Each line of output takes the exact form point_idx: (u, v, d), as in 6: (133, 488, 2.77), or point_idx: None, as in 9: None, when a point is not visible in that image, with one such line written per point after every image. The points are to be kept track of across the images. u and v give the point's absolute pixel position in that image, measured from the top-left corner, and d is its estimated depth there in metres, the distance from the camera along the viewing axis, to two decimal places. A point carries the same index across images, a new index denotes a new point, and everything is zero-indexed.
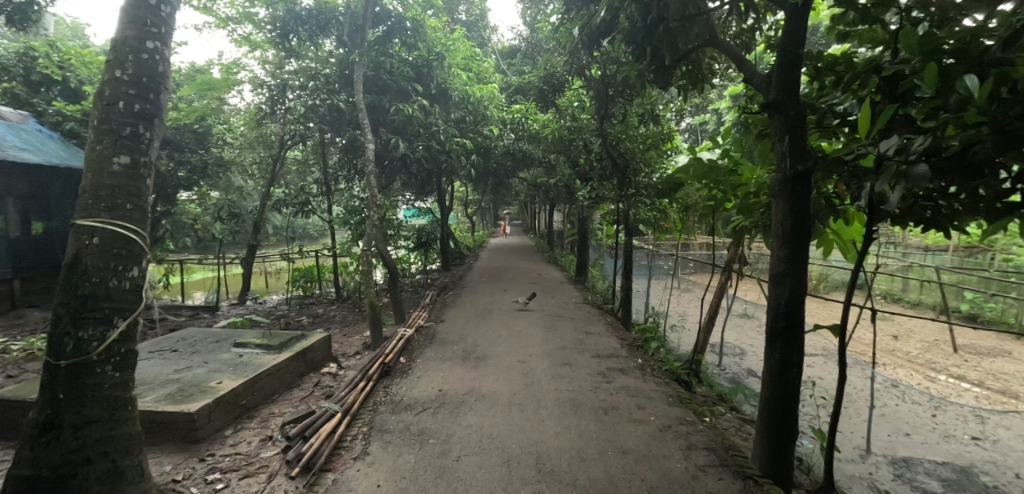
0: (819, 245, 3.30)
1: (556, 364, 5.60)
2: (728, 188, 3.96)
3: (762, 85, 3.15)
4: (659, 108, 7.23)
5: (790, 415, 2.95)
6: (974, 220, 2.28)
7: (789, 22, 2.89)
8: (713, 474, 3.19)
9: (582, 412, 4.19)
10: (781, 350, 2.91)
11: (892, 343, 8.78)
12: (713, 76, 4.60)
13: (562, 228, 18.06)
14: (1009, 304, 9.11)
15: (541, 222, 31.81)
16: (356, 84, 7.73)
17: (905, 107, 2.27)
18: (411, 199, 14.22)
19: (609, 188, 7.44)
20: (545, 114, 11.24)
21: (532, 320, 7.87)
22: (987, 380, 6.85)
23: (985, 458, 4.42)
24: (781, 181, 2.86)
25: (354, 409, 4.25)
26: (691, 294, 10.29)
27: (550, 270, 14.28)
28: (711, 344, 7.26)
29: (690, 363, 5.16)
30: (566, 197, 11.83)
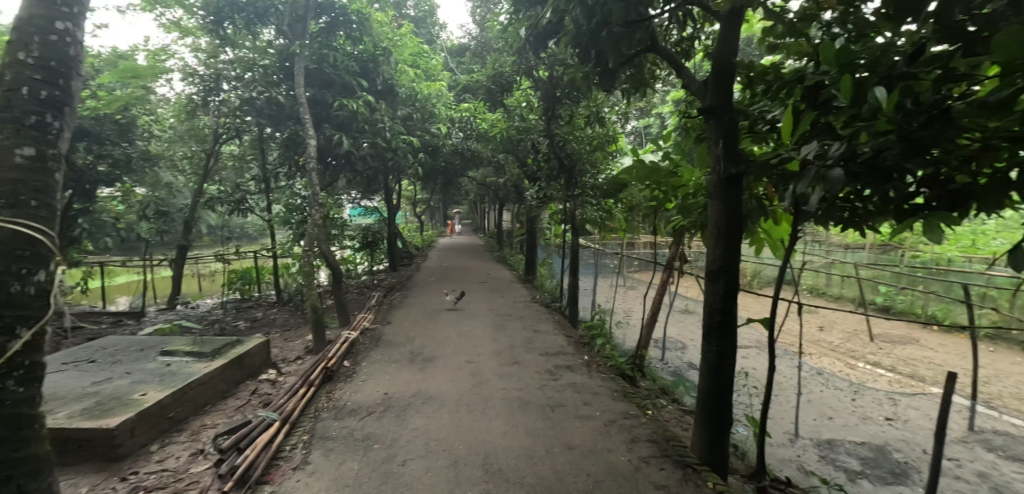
0: (752, 243, 3.50)
1: (505, 364, 5.60)
2: (669, 189, 4.12)
3: (699, 90, 3.30)
4: (605, 111, 7.42)
5: (725, 404, 3.11)
6: (885, 220, 2.52)
7: (722, 33, 3.04)
8: (655, 464, 3.29)
9: (530, 410, 4.22)
10: (716, 344, 3.06)
11: (816, 333, 9.49)
12: (655, 81, 4.74)
13: (511, 228, 18.17)
14: (917, 297, 10.05)
15: (490, 222, 31.87)
16: (297, 77, 7.39)
17: (826, 116, 2.41)
18: (357, 198, 13.82)
19: (557, 188, 7.56)
20: (493, 113, 11.27)
21: (481, 320, 7.85)
22: (898, 366, 7.54)
23: (897, 436, 4.85)
24: (716, 183, 3.02)
25: (294, 417, 4.05)
26: (635, 292, 10.64)
27: (499, 269, 14.35)
28: (655, 339, 7.53)
29: (633, 358, 5.31)
30: (515, 197, 11.92)
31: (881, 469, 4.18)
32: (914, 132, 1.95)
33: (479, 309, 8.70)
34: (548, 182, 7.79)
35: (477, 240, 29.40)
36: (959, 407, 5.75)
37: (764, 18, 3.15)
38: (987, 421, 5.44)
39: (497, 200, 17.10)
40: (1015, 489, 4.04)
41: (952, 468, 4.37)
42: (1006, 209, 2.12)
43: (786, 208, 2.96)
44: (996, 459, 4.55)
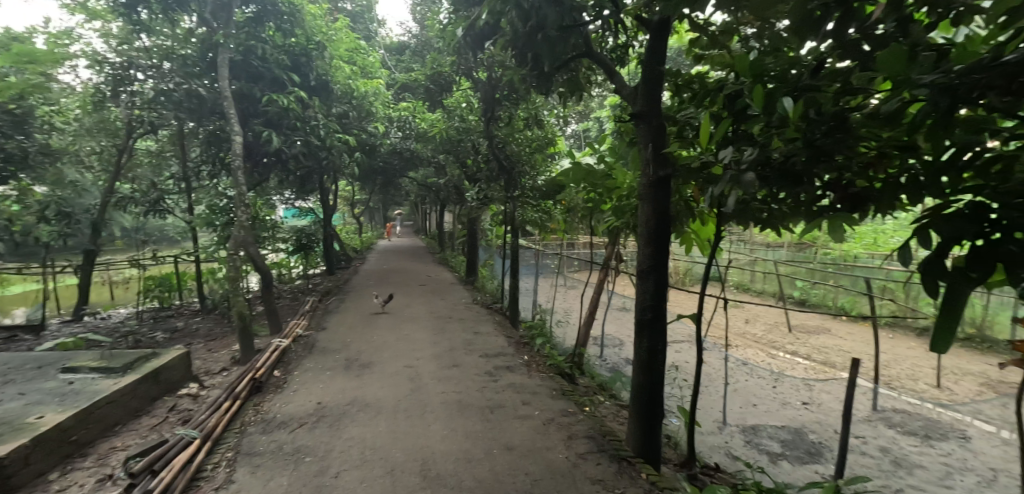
0: (681, 242, 3.68)
1: (445, 367, 5.54)
2: (605, 191, 4.26)
3: (630, 96, 3.42)
4: (543, 113, 7.57)
5: (657, 399, 3.24)
6: (797, 219, 2.74)
7: (651, 42, 3.17)
8: (591, 460, 3.35)
9: (469, 413, 4.20)
10: (648, 341, 3.18)
11: (742, 326, 10.17)
12: (591, 86, 4.87)
13: (453, 229, 18.08)
14: (828, 291, 11.01)
15: (431, 223, 31.49)
16: (221, 68, 6.91)
17: (742, 123, 2.58)
18: (290, 198, 13.20)
19: (496, 189, 7.59)
20: (432, 114, 11.17)
21: (422, 323, 7.71)
22: (812, 354, 8.23)
23: (812, 419, 5.26)
24: (646, 185, 3.14)
25: (217, 434, 3.77)
26: (575, 292, 10.88)
27: (441, 271, 14.20)
28: (594, 337, 7.73)
29: (572, 356, 5.42)
30: (456, 199, 11.83)
31: (799, 450, 4.53)
32: (817, 140, 2.14)
33: (419, 312, 8.54)
34: (487, 184, 7.81)
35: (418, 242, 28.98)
36: (863, 389, 6.35)
37: (690, 30, 3.31)
38: (886, 400, 6.05)
39: (439, 202, 16.89)
40: (911, 460, 4.50)
41: (858, 445, 4.79)
42: (897, 210, 2.37)
43: (710, 209, 3.13)
44: (895, 434, 5.05)
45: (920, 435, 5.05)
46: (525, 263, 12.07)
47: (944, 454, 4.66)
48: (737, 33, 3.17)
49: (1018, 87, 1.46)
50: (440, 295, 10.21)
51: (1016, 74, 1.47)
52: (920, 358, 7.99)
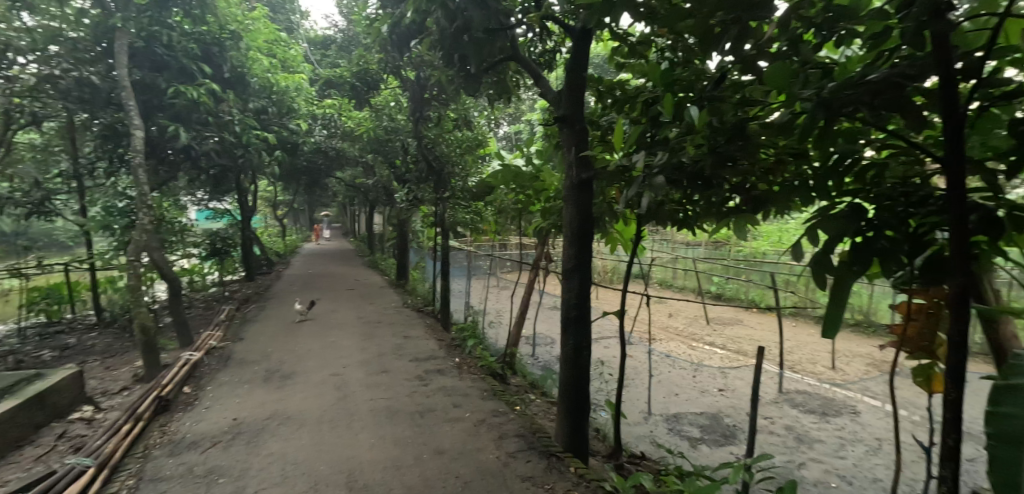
0: (607, 242, 3.84)
1: (373, 373, 5.38)
2: (533, 192, 4.35)
3: (554, 99, 3.51)
4: (472, 115, 7.57)
5: (583, 393, 3.35)
6: (708, 218, 2.97)
7: (575, 47, 3.27)
8: (522, 458, 3.39)
9: (398, 419, 4.10)
10: (574, 337, 3.28)
11: (665, 320, 10.77)
12: (519, 89, 4.92)
13: (382, 231, 17.60)
14: (740, 285, 11.93)
15: (361, 225, 30.41)
16: (120, 56, 6.25)
17: (655, 129, 2.74)
18: (202, 199, 12.21)
19: (426, 190, 7.48)
20: (360, 112, 10.82)
21: (350, 329, 7.43)
22: (727, 344, 8.88)
23: (727, 404, 5.67)
24: (570, 187, 3.24)
25: (116, 461, 3.41)
26: (507, 292, 10.99)
27: (370, 275, 13.77)
28: (526, 336, 7.84)
29: (504, 357, 5.45)
30: (385, 200, 11.55)
31: (715, 434, 4.86)
32: (720, 146, 2.33)
33: (347, 318, 8.23)
34: (417, 185, 7.68)
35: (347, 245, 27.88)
36: (770, 374, 6.94)
37: (612, 39, 3.46)
38: (789, 383, 6.65)
39: (368, 203, 16.38)
40: (811, 435, 4.97)
41: (767, 425, 5.23)
42: (792, 210, 2.63)
43: (631, 211, 3.30)
44: (798, 413, 5.59)
45: (818, 412, 5.61)
46: (457, 264, 12.00)
47: (837, 428, 5.21)
48: (653, 43, 3.33)
49: (881, 103, 1.67)
50: (369, 299, 9.89)
51: (879, 91, 1.68)
52: (816, 343, 8.89)
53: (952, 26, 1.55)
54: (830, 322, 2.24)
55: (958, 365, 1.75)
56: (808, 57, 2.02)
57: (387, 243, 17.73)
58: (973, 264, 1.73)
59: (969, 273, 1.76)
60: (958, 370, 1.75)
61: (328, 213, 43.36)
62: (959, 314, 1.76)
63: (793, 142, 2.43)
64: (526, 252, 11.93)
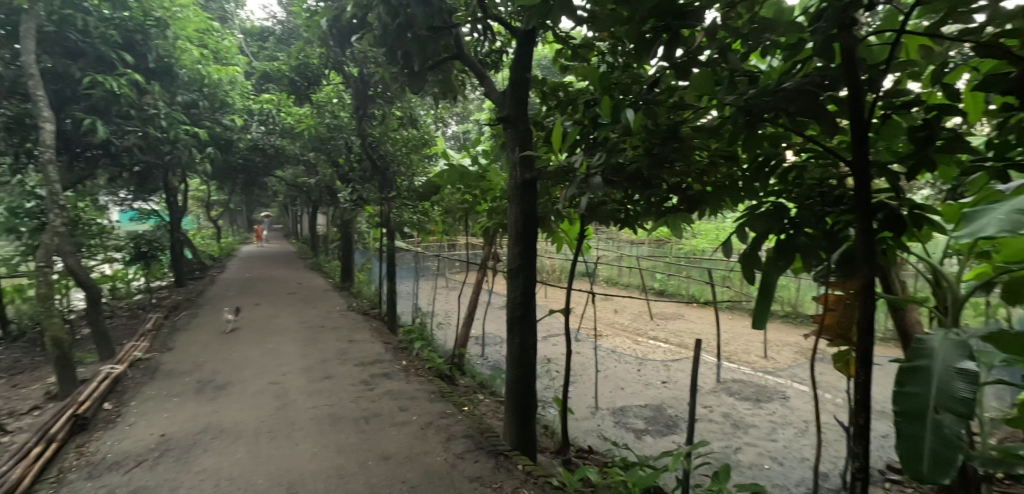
0: (553, 242, 3.90)
1: (316, 379, 5.19)
2: (479, 192, 4.38)
3: (499, 99, 3.51)
4: (416, 113, 7.50)
5: (530, 391, 3.39)
6: (648, 217, 3.09)
7: (519, 47, 3.27)
8: (470, 458, 3.38)
9: (342, 426, 3.97)
10: (520, 336, 3.31)
11: (611, 317, 11.08)
12: (464, 88, 4.89)
13: (326, 232, 17.00)
14: (681, 281, 12.47)
15: (303, 226, 29.19)
16: (25, 40, 5.64)
17: (594, 131, 2.80)
18: (125, 199, 11.30)
19: (371, 190, 7.28)
20: (300, 108, 10.39)
21: (291, 335, 7.13)
22: (669, 338, 9.26)
23: (669, 395, 5.91)
24: (515, 186, 3.25)
25: (24, 487, 3.09)
26: (455, 293, 10.92)
27: (314, 278, 13.28)
28: (475, 336, 7.83)
29: (452, 358, 5.41)
30: (328, 200, 11.15)
31: (659, 424, 5.05)
32: (654, 148, 2.41)
33: (287, 323, 7.87)
34: (362, 184, 7.47)
35: (289, 246, 26.67)
36: (709, 365, 7.30)
37: (556, 42, 3.50)
38: (726, 372, 7.03)
39: (310, 203, 15.75)
40: (745, 421, 5.27)
41: (706, 413, 5.49)
42: (724, 209, 2.78)
43: (575, 211, 3.36)
44: (734, 401, 5.91)
45: (752, 399, 5.96)
46: (405, 265, 11.78)
47: (769, 412, 5.56)
48: (595, 47, 3.40)
49: (796, 109, 1.78)
50: (311, 303, 9.51)
51: (793, 98, 1.79)
52: (750, 335, 9.45)
53: (857, 39, 1.69)
54: (759, 311, 2.55)
55: (867, 350, 1.91)
56: (736, 65, 2.12)
57: (331, 244, 17.13)
58: (877, 257, 1.88)
59: (874, 265, 1.91)
60: (866, 355, 1.92)
61: (267, 213, 41.23)
62: (866, 303, 1.92)
63: (723, 145, 2.56)
64: (474, 253, 11.91)
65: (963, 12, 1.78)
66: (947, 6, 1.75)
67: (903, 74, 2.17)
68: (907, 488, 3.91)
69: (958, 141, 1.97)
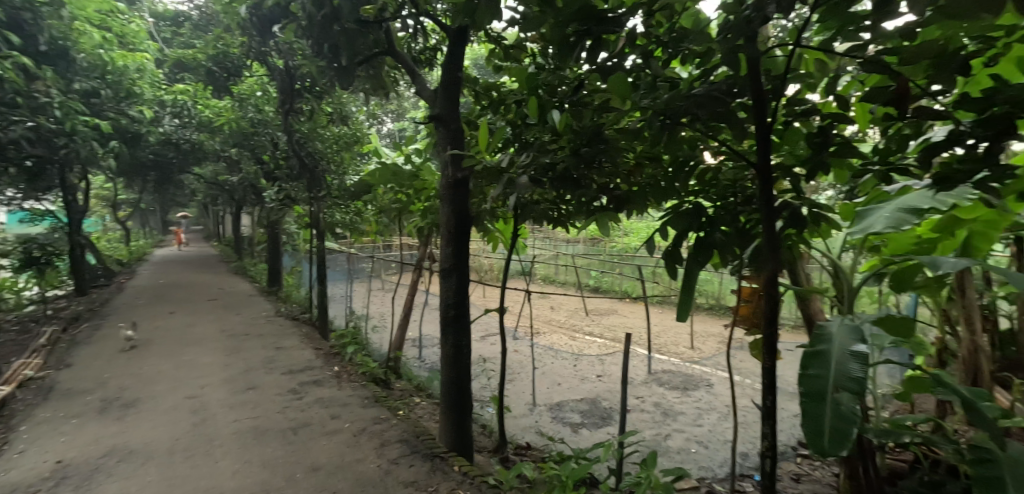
0: (490, 241, 3.93)
1: (238, 391, 4.88)
2: (413, 191, 4.33)
3: (431, 97, 3.46)
4: (347, 110, 7.30)
5: (465, 391, 3.38)
6: (579, 216, 3.17)
7: (451, 45, 3.23)
8: (404, 463, 3.31)
9: (268, 439, 3.76)
10: (453, 337, 3.30)
11: (549, 314, 11.30)
12: (397, 86, 4.80)
13: (251, 234, 16.05)
14: (615, 278, 12.95)
15: (226, 228, 27.33)
16: None
17: (524, 132, 2.83)
18: (12, 198, 10.06)
19: (299, 189, 6.96)
20: (220, 101, 9.76)
21: (212, 344, 6.66)
22: (604, 333, 9.59)
23: (603, 388, 6.12)
24: (446, 187, 3.23)
25: None
26: (391, 296, 10.69)
27: (238, 282, 12.49)
28: (411, 339, 7.70)
29: (387, 362, 5.30)
30: (253, 199, 10.52)
31: (594, 417, 5.20)
32: (581, 148, 2.49)
33: (206, 332, 7.33)
34: (289, 183, 7.12)
35: (209, 249, 24.91)
36: (641, 357, 7.63)
37: (489, 42, 3.49)
38: (657, 364, 7.38)
39: (233, 202, 14.81)
40: (674, 409, 5.55)
41: (638, 403, 5.73)
42: (649, 209, 2.91)
43: (508, 212, 3.38)
44: (664, 390, 6.21)
45: (680, 388, 6.30)
46: (338, 268, 11.37)
47: (694, 399, 5.90)
48: (527, 49, 3.43)
49: (705, 114, 1.89)
50: (235, 310, 8.92)
51: (701, 104, 1.90)
52: (678, 327, 9.99)
53: (759, 51, 1.81)
54: (681, 306, 2.69)
55: (772, 339, 2.06)
56: (657, 71, 2.20)
57: (256, 246, 16.15)
58: (780, 252, 2.02)
59: (778, 259, 2.06)
60: (771, 343, 2.06)
61: (185, 213, 38.12)
62: (771, 296, 2.07)
63: (647, 147, 2.67)
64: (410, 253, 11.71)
65: (852, 30, 1.95)
66: (838, 24, 1.91)
67: (803, 84, 2.35)
68: (814, 462, 4.28)
69: (849, 147, 2.16)
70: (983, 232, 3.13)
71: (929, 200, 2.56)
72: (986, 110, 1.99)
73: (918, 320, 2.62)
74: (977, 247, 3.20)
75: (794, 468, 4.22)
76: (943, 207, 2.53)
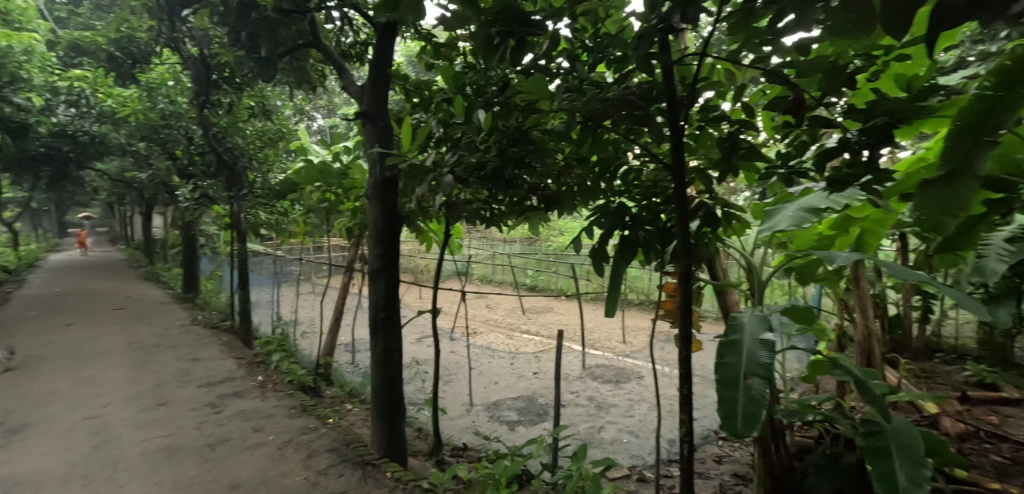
0: (424, 242, 3.88)
1: (147, 408, 4.49)
2: (342, 191, 4.20)
3: (359, 93, 3.36)
4: (270, 104, 6.95)
5: (397, 394, 3.31)
6: (512, 215, 3.21)
7: (378, 40, 3.14)
8: (333, 473, 3.19)
9: (182, 458, 3.49)
10: (383, 340, 3.22)
11: (486, 314, 11.34)
12: (323, 80, 4.62)
13: (164, 236, 14.81)
14: (551, 277, 13.24)
15: (134, 230, 24.96)
16: None
17: (452, 130, 2.81)
18: None
19: (217, 187, 6.51)
20: (125, 90, 8.92)
21: (116, 358, 6.08)
22: (541, 330, 9.77)
23: (539, 385, 6.23)
24: (374, 186, 3.14)
25: None
26: (322, 299, 10.30)
27: (148, 289, 11.48)
28: (342, 344, 7.45)
29: (317, 369, 5.10)
30: (166, 198, 9.72)
31: (530, 414, 5.28)
32: (508, 149, 2.54)
33: (109, 345, 6.67)
34: (206, 180, 6.66)
35: (114, 253, 22.67)
36: (576, 353, 7.84)
37: (419, 39, 3.43)
38: (591, 359, 7.61)
39: (142, 201, 13.60)
40: (607, 402, 5.76)
41: (573, 398, 5.88)
42: (578, 209, 3.01)
43: (440, 211, 3.36)
44: (597, 384, 6.42)
45: (612, 381, 6.54)
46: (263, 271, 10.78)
47: (625, 391, 6.15)
48: (459, 47, 3.41)
49: (622, 117, 1.97)
50: (144, 319, 8.20)
51: (619, 108, 1.98)
52: (610, 323, 10.38)
53: (671, 58, 1.91)
54: (608, 302, 2.79)
55: (686, 331, 2.18)
56: (581, 74, 2.26)
57: (170, 250, 14.91)
58: (693, 249, 2.15)
59: (691, 255, 2.19)
60: (686, 335, 2.18)
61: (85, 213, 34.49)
62: (686, 291, 2.18)
63: (575, 148, 2.75)
64: (342, 255, 11.33)
65: (755, 42, 2.10)
66: (744, 36, 2.05)
67: (716, 92, 2.50)
68: (732, 443, 4.60)
69: (755, 151, 2.32)
70: (873, 229, 3.51)
71: (825, 201, 2.83)
72: (868, 120, 2.22)
73: (818, 309, 2.89)
74: (868, 242, 3.57)
75: (716, 451, 4.51)
76: (837, 206, 2.80)
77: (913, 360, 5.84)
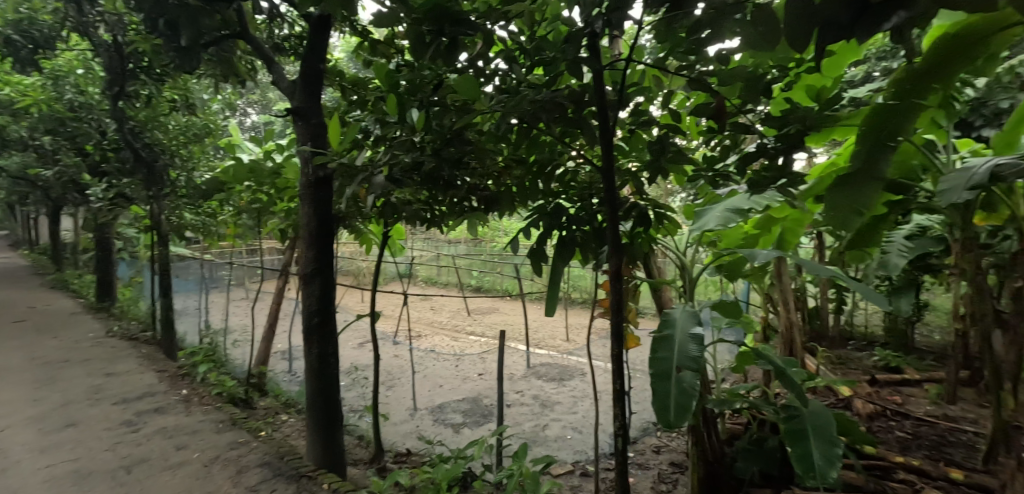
0: (363, 244, 3.78)
1: (52, 430, 4.08)
2: (274, 191, 4.02)
3: (290, 88, 3.22)
4: (194, 98, 6.53)
5: (334, 402, 3.21)
6: (453, 216, 3.18)
7: (311, 34, 3.02)
8: (264, 489, 3.04)
9: (91, 483, 3.20)
10: (318, 346, 3.11)
11: (431, 316, 11.22)
12: (251, 74, 4.40)
13: (74, 240, 13.52)
14: (497, 277, 13.29)
15: (37, 233, 22.55)
16: None
17: (387, 129, 2.75)
18: None
19: (134, 186, 6.04)
20: (25, 77, 8.08)
21: (14, 376, 5.49)
22: (486, 331, 9.78)
23: (484, 386, 6.25)
24: (306, 186, 3.02)
25: None
26: (256, 306, 9.79)
27: (55, 298, 10.43)
28: (278, 351, 7.13)
29: (250, 379, 4.85)
30: (76, 197, 8.88)
31: (475, 415, 5.27)
32: (443, 150, 2.53)
33: (6, 362, 6.01)
34: (122, 178, 6.16)
35: (13, 258, 20.42)
36: (520, 353, 7.93)
37: (356, 34, 3.33)
38: (536, 358, 7.71)
39: (47, 200, 12.35)
40: (551, 400, 5.85)
41: (518, 398, 5.93)
42: (518, 210, 3.03)
43: (378, 212, 3.28)
44: (541, 383, 6.51)
45: (556, 379, 6.66)
46: (190, 276, 10.11)
47: (569, 388, 6.28)
48: (397, 45, 3.35)
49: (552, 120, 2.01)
50: (50, 332, 7.46)
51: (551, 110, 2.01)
52: (554, 321, 10.57)
53: (600, 62, 1.96)
54: (547, 300, 2.84)
55: (618, 328, 2.25)
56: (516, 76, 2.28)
57: (81, 255, 13.63)
58: (623, 249, 2.22)
59: (622, 254, 2.26)
60: (618, 331, 2.25)
61: None
62: (617, 290, 2.25)
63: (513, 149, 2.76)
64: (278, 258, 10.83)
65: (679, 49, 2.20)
66: (670, 44, 2.14)
67: (647, 97, 2.60)
68: (669, 434, 4.81)
69: (682, 154, 2.43)
70: (792, 228, 3.77)
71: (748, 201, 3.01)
72: (781, 127, 2.39)
73: (744, 303, 3.07)
74: (788, 240, 3.84)
75: (655, 442, 4.69)
76: (758, 207, 2.98)
77: (830, 348, 6.36)
